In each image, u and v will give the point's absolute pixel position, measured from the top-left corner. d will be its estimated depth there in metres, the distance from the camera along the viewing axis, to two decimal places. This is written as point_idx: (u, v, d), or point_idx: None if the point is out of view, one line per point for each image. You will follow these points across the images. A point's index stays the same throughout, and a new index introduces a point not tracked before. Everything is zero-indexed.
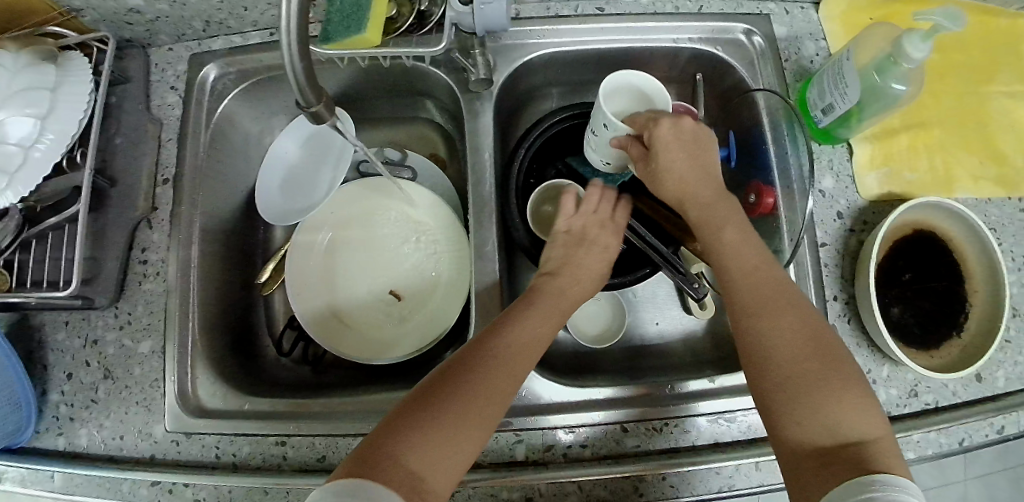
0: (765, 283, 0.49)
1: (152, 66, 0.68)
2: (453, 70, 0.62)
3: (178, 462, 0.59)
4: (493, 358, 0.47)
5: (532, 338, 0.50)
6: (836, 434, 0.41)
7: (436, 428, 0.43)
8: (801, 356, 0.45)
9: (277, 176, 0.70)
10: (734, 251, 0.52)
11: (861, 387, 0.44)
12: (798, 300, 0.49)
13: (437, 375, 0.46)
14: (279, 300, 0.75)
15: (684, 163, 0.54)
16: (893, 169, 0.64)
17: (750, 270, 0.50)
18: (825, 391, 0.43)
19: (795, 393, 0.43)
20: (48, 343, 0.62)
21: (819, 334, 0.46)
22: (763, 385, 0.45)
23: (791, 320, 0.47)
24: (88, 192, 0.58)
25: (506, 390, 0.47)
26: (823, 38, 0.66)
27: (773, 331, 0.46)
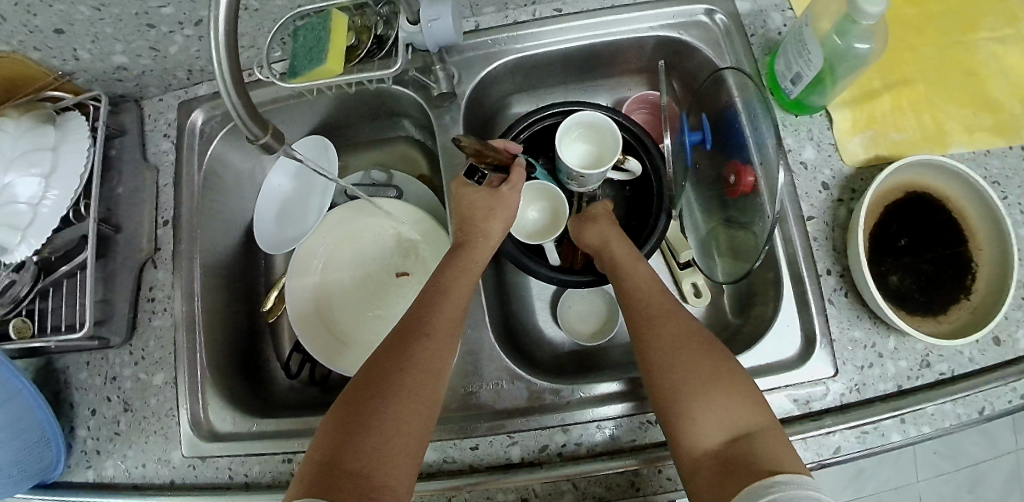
0: (661, 300, 0.53)
1: (146, 118, 0.73)
2: (418, 88, 0.64)
3: (196, 485, 0.63)
4: (420, 339, 0.49)
5: (453, 309, 0.52)
6: (727, 431, 0.44)
7: (370, 424, 0.44)
8: (689, 362, 0.47)
9: (273, 210, 0.73)
10: (635, 275, 0.56)
11: (741, 384, 0.47)
12: (686, 314, 0.52)
13: (364, 376, 0.48)
14: (285, 325, 0.78)
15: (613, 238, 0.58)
16: (876, 131, 0.61)
17: (643, 290, 0.54)
18: (711, 391, 0.46)
19: (689, 399, 0.46)
20: (73, 383, 0.67)
21: (708, 342, 0.49)
22: (665, 394, 0.47)
23: (682, 331, 0.50)
24: (94, 240, 0.63)
25: (438, 364, 0.49)
26: (789, 8, 0.65)
27: (666, 345, 0.49)
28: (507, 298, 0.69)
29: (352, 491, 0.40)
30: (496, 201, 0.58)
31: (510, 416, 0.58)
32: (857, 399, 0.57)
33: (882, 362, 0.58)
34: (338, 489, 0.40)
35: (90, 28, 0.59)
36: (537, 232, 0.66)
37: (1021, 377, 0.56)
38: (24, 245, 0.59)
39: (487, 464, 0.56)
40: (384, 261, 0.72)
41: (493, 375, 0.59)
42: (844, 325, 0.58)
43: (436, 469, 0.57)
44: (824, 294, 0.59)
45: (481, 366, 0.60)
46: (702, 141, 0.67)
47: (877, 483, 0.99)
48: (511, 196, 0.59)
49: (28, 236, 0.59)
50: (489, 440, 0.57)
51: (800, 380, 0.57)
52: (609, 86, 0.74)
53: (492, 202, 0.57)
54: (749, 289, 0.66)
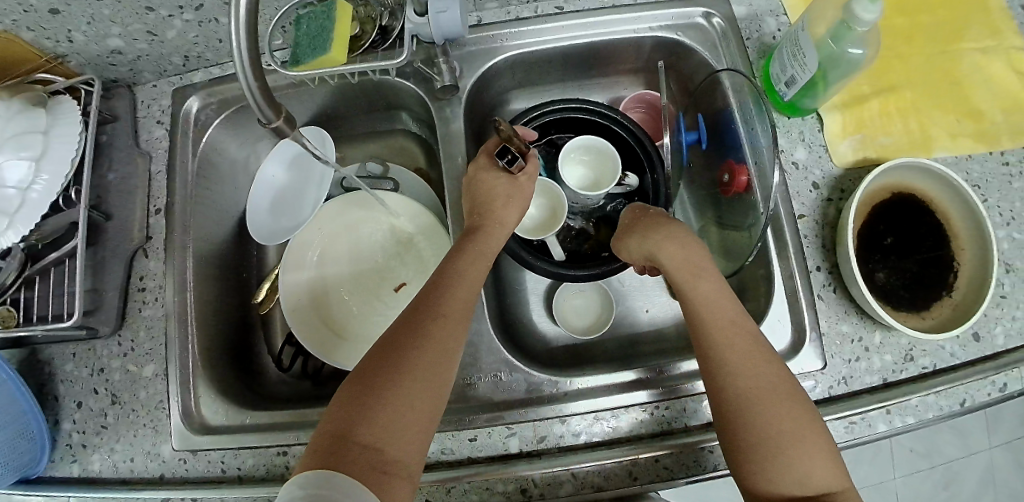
0: (742, 334, 0.50)
1: (139, 104, 0.71)
2: (420, 80, 0.64)
3: (187, 479, 0.61)
4: (434, 317, 0.49)
5: (465, 290, 0.52)
6: (807, 487, 0.44)
7: (386, 400, 0.44)
8: (775, 413, 0.46)
9: (266, 200, 0.72)
10: (711, 303, 0.52)
11: (820, 436, 0.46)
12: (767, 351, 0.49)
13: (376, 352, 0.47)
14: (277, 317, 0.77)
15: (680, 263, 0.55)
16: (865, 134, 0.64)
17: (719, 321, 0.51)
18: (797, 450, 0.45)
19: (773, 452, 0.45)
20: (57, 375, 0.66)
21: (791, 388, 0.48)
22: (744, 440, 0.46)
23: (765, 375, 0.48)
24: (85, 226, 0.62)
25: (452, 344, 0.49)
26: (783, 13, 0.67)
27: (749, 387, 0.47)
28: (504, 292, 0.70)
29: (363, 464, 0.41)
30: (514, 188, 0.59)
31: (509, 407, 0.58)
32: (844, 391, 0.59)
33: (869, 356, 0.60)
34: (349, 460, 0.40)
35: (87, 9, 0.58)
36: (535, 228, 0.67)
37: (997, 371, 0.58)
38: (11, 230, 0.58)
39: (486, 456, 0.56)
40: (379, 253, 0.72)
41: (492, 367, 0.60)
42: (833, 320, 0.60)
43: (434, 461, 0.57)
44: (814, 290, 0.61)
45: (480, 358, 0.60)
46: (699, 141, 0.69)
47: (857, 479, 1.02)
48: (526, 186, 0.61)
49: (16, 221, 0.58)
50: (488, 431, 0.57)
51: (790, 373, 0.59)
52: (606, 84, 0.75)
53: (511, 188, 0.59)
54: (741, 285, 0.68)
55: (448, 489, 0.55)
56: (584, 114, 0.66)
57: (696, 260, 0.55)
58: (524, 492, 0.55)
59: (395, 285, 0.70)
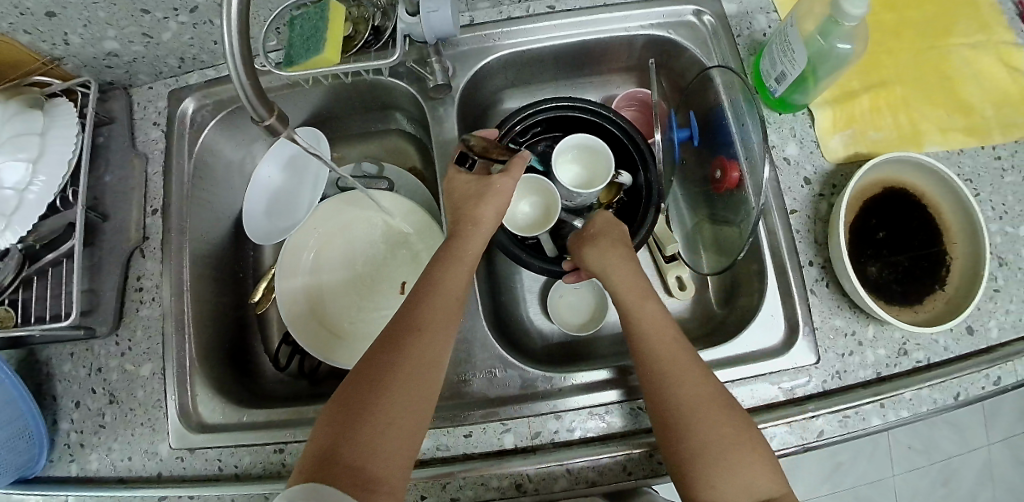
0: (681, 351, 0.52)
1: (135, 106, 0.72)
2: (414, 80, 0.65)
3: (184, 477, 0.62)
4: (411, 334, 0.51)
5: (447, 301, 0.53)
6: (746, 492, 0.47)
7: (366, 421, 0.46)
8: (712, 421, 0.48)
9: (262, 200, 0.72)
10: (653, 322, 0.54)
11: (757, 445, 0.49)
12: (699, 363, 0.52)
13: (360, 372, 0.49)
14: (274, 317, 0.77)
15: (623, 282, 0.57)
16: (856, 130, 0.64)
17: (659, 339, 0.53)
18: (733, 460, 0.47)
19: (713, 460, 0.47)
20: (56, 375, 0.66)
21: (728, 401, 0.50)
22: (686, 449, 0.48)
23: (703, 391, 0.50)
24: (81, 227, 0.62)
25: (432, 357, 0.50)
26: (773, 10, 0.67)
27: (687, 398, 0.50)
28: (499, 290, 0.70)
29: (349, 484, 0.43)
30: (488, 187, 0.57)
31: (503, 403, 0.58)
32: (838, 385, 0.59)
33: (862, 350, 0.60)
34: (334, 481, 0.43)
35: (82, 12, 0.59)
36: (529, 225, 0.67)
37: (990, 364, 0.59)
38: (9, 231, 0.58)
39: (480, 452, 0.57)
40: (373, 251, 0.72)
41: (487, 364, 0.60)
42: (826, 314, 0.61)
43: (428, 457, 0.57)
44: (807, 285, 0.61)
45: (474, 355, 0.61)
46: (689, 138, 0.69)
47: (855, 476, 1.02)
48: (507, 185, 0.57)
49: (13, 223, 0.59)
50: (483, 428, 0.57)
51: (784, 367, 0.59)
52: (599, 83, 0.75)
53: (483, 188, 0.57)
54: (735, 281, 0.68)
55: (443, 485, 0.55)
56: (576, 112, 0.67)
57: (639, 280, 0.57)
58: (519, 487, 0.55)
59: (397, 286, 0.70)
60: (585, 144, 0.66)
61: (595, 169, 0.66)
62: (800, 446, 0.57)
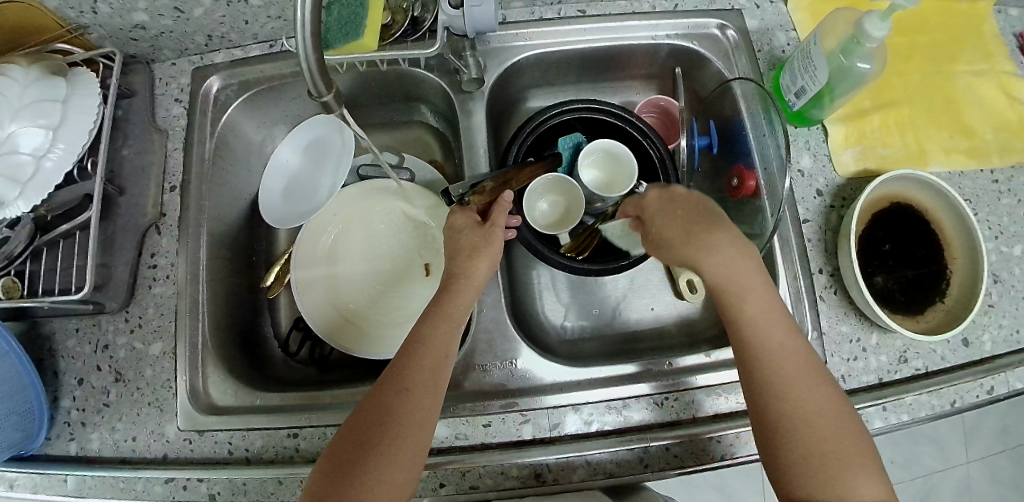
0: (795, 354, 0.51)
1: (157, 81, 0.71)
2: (445, 73, 0.66)
3: (192, 459, 0.61)
4: (402, 389, 0.51)
5: (435, 357, 0.53)
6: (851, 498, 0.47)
7: (357, 475, 0.48)
8: (825, 429, 0.48)
9: (279, 182, 0.72)
10: (787, 358, 0.51)
11: (863, 448, 0.48)
12: (812, 367, 0.51)
13: (351, 429, 0.51)
14: (285, 302, 0.76)
15: (739, 280, 0.53)
16: (866, 145, 0.67)
17: (786, 379, 0.50)
18: (848, 469, 0.47)
19: (828, 467, 0.47)
20: (59, 350, 0.65)
21: (837, 404, 0.50)
22: (799, 461, 0.48)
23: (829, 433, 0.48)
24: (99, 199, 0.61)
25: (420, 416, 0.51)
26: (792, 28, 0.69)
27: (806, 405, 0.49)
28: (516, 284, 0.71)
29: None
30: (483, 238, 0.59)
31: (523, 394, 0.59)
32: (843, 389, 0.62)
33: (866, 356, 0.63)
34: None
35: None
36: (547, 222, 0.68)
37: (985, 374, 0.62)
38: (22, 199, 0.57)
39: (499, 442, 0.57)
40: (391, 239, 0.72)
41: (508, 356, 0.61)
42: (833, 321, 0.63)
43: (447, 445, 0.57)
44: (816, 291, 0.64)
45: (495, 346, 0.61)
46: (709, 146, 0.70)
47: None
48: (497, 234, 0.59)
49: (27, 190, 0.57)
50: (502, 418, 0.58)
51: None
52: (621, 88, 0.76)
53: (481, 240, 0.58)
54: None
55: (463, 472, 0.56)
56: (599, 115, 0.68)
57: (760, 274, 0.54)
58: (538, 476, 0.56)
59: (421, 269, 0.71)
60: (608, 148, 0.68)
61: (616, 173, 0.69)
62: None
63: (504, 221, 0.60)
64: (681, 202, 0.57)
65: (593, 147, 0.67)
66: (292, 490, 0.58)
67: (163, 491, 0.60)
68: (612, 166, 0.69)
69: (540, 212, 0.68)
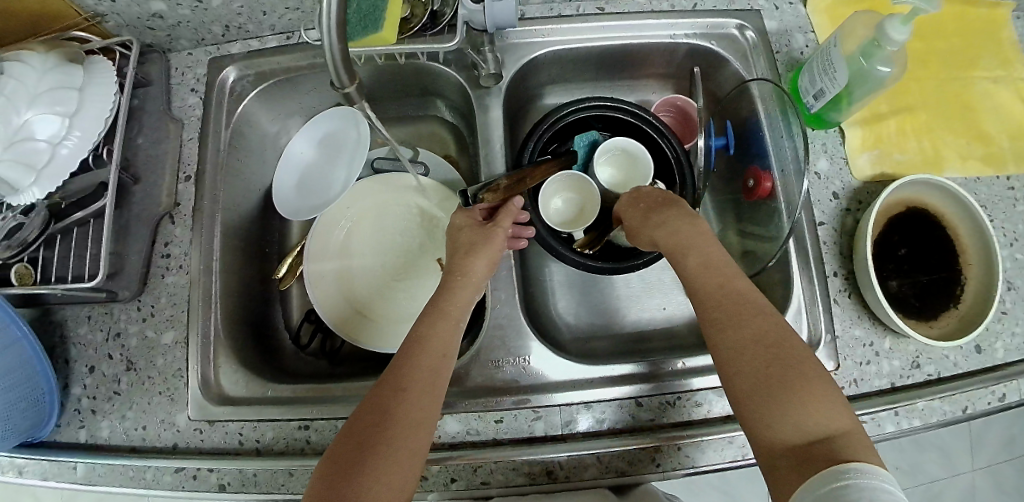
0: (728, 294, 0.52)
1: (172, 71, 0.71)
2: (463, 68, 0.65)
3: (203, 449, 0.61)
4: (400, 388, 0.50)
5: (434, 357, 0.52)
6: (806, 433, 0.44)
7: (353, 475, 0.45)
8: (764, 362, 0.47)
9: (293, 176, 0.72)
10: (728, 291, 0.52)
11: (815, 380, 0.46)
12: (755, 306, 0.51)
13: (349, 432, 0.49)
14: (296, 295, 0.75)
15: (685, 231, 0.56)
16: (883, 149, 0.67)
17: (728, 309, 0.51)
18: (790, 399, 0.45)
19: (767, 398, 0.46)
20: (71, 338, 0.66)
21: (780, 338, 0.48)
22: (742, 395, 0.47)
23: (773, 360, 0.47)
24: (114, 187, 0.61)
25: (421, 415, 0.49)
26: (812, 31, 0.69)
27: (742, 340, 0.49)
28: (529, 281, 0.71)
29: None
30: (483, 237, 0.59)
31: (535, 391, 0.59)
32: (855, 393, 0.62)
33: (879, 360, 0.63)
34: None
35: None
36: (563, 220, 0.68)
37: (998, 382, 0.62)
38: (36, 186, 0.58)
39: (511, 438, 0.57)
40: (404, 233, 0.72)
41: (520, 352, 0.61)
42: (847, 324, 0.63)
43: (458, 440, 0.57)
44: (830, 295, 0.64)
45: (508, 343, 0.61)
46: (726, 147, 0.70)
47: None
48: (498, 236, 0.59)
49: (42, 177, 0.58)
50: (515, 414, 0.58)
51: None
52: (637, 87, 0.76)
53: (478, 236, 0.59)
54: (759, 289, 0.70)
55: (475, 468, 0.56)
56: (614, 114, 0.68)
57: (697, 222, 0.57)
58: (549, 473, 0.56)
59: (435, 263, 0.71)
60: (622, 146, 0.67)
61: (631, 170, 0.68)
62: None
63: (508, 223, 0.60)
64: (646, 195, 0.61)
65: (609, 144, 0.67)
66: (303, 481, 0.58)
67: (173, 480, 0.60)
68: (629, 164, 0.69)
69: (556, 209, 0.68)
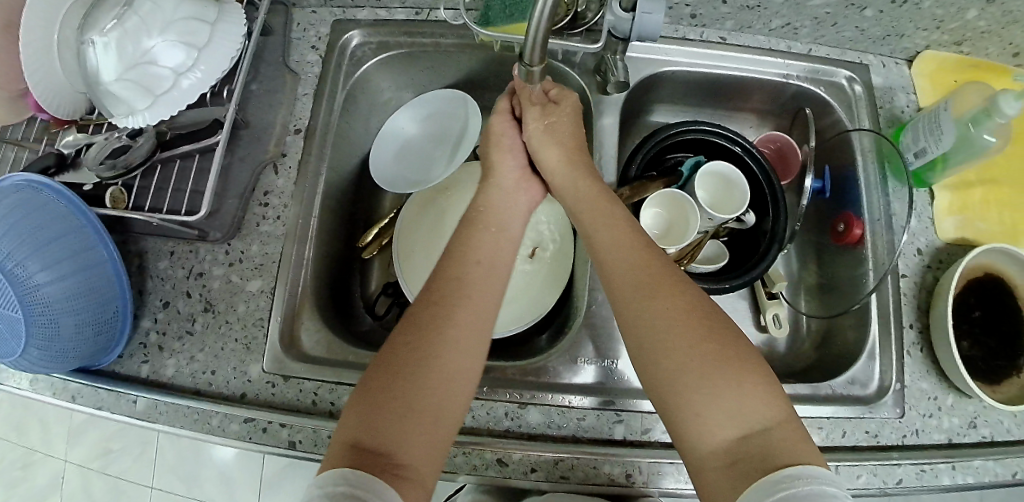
0: (645, 267, 0.50)
1: (295, 24, 0.71)
2: (585, 72, 0.67)
3: (272, 403, 0.59)
4: (429, 305, 0.50)
5: (477, 269, 0.53)
6: (737, 426, 0.43)
7: (382, 401, 0.45)
8: (692, 342, 0.46)
9: (394, 149, 0.73)
10: (631, 265, 0.51)
11: (751, 369, 0.45)
12: (676, 280, 0.49)
13: (384, 362, 0.47)
14: (376, 264, 0.75)
15: (589, 206, 0.56)
16: (967, 216, 0.69)
17: (652, 287, 0.49)
18: (721, 388, 0.44)
19: (697, 386, 0.44)
20: (151, 270, 0.64)
21: (704, 315, 0.47)
22: (666, 379, 0.46)
23: (704, 344, 0.46)
24: (228, 127, 0.60)
25: (459, 331, 0.49)
26: (913, 92, 0.71)
27: (661, 315, 0.47)
28: None
29: (374, 465, 0.42)
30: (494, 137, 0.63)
31: (616, 393, 0.59)
32: (914, 442, 0.62)
33: (938, 414, 0.63)
34: (363, 470, 0.41)
35: None
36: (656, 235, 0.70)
37: None
38: (146, 112, 0.58)
39: (589, 437, 0.57)
40: None
41: (607, 354, 0.61)
42: (915, 375, 0.64)
43: (538, 432, 0.57)
44: (904, 345, 0.65)
45: (596, 343, 0.62)
46: (821, 189, 0.74)
47: None
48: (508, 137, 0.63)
49: (158, 104, 0.58)
50: (597, 414, 0.58)
51: (873, 414, 0.62)
52: (736, 118, 0.79)
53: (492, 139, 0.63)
54: (830, 330, 0.72)
55: (555, 462, 0.55)
56: (725, 143, 0.70)
57: (604, 192, 0.57)
58: (628, 477, 0.55)
59: (526, 249, 0.70)
60: (722, 171, 0.68)
61: (727, 196, 0.69)
62: (880, 490, 0.59)
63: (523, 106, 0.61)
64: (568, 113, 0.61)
65: (708, 168, 0.68)
66: None
67: (239, 430, 0.58)
68: (726, 190, 0.69)
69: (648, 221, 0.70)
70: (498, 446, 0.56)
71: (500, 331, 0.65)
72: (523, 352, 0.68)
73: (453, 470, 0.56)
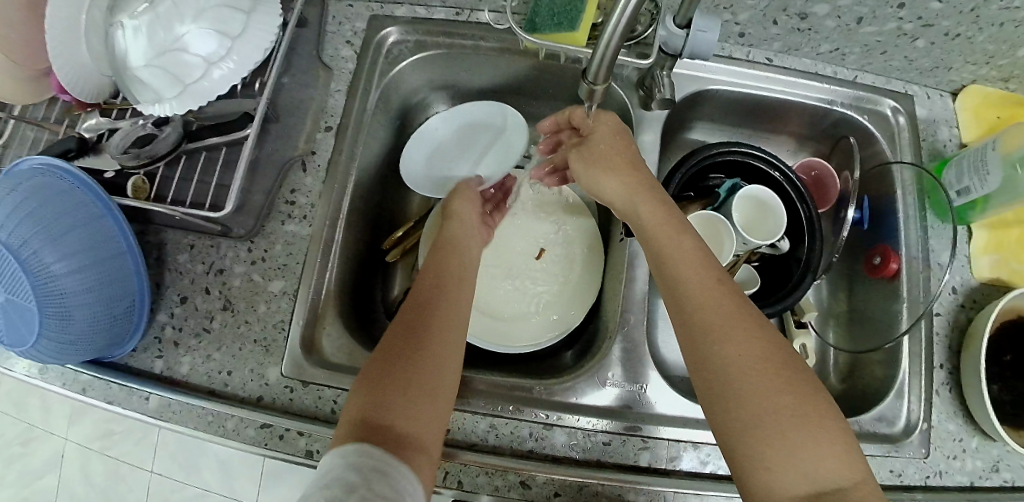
0: (725, 305, 0.49)
1: (331, 18, 0.69)
2: (628, 86, 0.67)
3: (290, 410, 0.58)
4: (421, 304, 0.53)
5: (455, 278, 0.57)
6: (813, 482, 0.42)
7: (380, 384, 0.46)
8: (767, 386, 0.45)
9: (426, 152, 0.72)
10: (711, 305, 0.49)
11: (831, 422, 0.44)
12: (753, 318, 0.48)
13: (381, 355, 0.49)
14: (400, 269, 0.74)
15: (663, 237, 0.53)
16: (1003, 256, 0.67)
17: (727, 326, 0.48)
18: (798, 442, 0.43)
19: (772, 437, 0.43)
20: (169, 262, 0.63)
21: (779, 360, 0.46)
22: (735, 425, 0.45)
23: (779, 389, 0.45)
24: (260, 120, 0.58)
25: (453, 319, 0.53)
26: (956, 126, 0.70)
27: (738, 356, 0.46)
28: None
29: (382, 439, 0.43)
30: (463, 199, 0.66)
31: (643, 419, 0.58)
32: (939, 484, 0.61)
33: (963, 457, 0.62)
34: (374, 444, 0.42)
35: None
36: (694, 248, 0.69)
37: None
38: (176, 101, 0.56)
39: (614, 462, 0.56)
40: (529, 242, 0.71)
41: (635, 378, 0.60)
42: (942, 416, 0.63)
43: (561, 455, 0.56)
44: (934, 384, 0.63)
45: (624, 366, 0.60)
46: (859, 220, 0.73)
47: None
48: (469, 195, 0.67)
49: (187, 94, 0.55)
50: (623, 439, 0.56)
51: (899, 454, 0.61)
52: (772, 140, 0.77)
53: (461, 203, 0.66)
54: (856, 362, 0.71)
55: (578, 488, 0.54)
56: (765, 167, 0.69)
57: (676, 221, 0.54)
58: None
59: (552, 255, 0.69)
60: (762, 197, 0.67)
61: (764, 220, 0.67)
62: None
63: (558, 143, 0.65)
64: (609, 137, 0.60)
65: (749, 191, 0.67)
66: None
67: (256, 436, 0.56)
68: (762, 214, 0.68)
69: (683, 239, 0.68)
70: (522, 468, 0.54)
71: (525, 347, 0.64)
72: (548, 367, 0.67)
73: (473, 491, 0.54)
